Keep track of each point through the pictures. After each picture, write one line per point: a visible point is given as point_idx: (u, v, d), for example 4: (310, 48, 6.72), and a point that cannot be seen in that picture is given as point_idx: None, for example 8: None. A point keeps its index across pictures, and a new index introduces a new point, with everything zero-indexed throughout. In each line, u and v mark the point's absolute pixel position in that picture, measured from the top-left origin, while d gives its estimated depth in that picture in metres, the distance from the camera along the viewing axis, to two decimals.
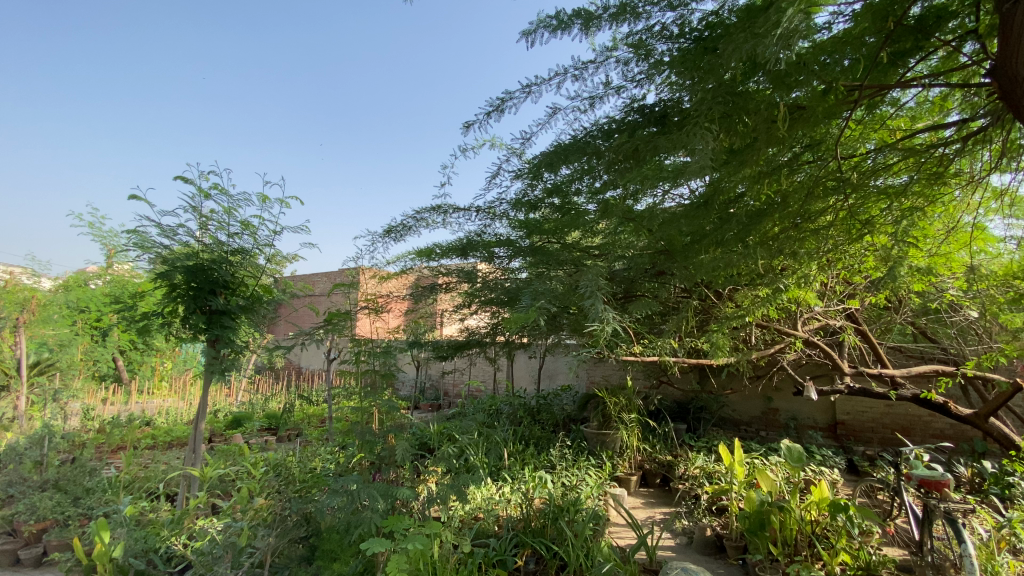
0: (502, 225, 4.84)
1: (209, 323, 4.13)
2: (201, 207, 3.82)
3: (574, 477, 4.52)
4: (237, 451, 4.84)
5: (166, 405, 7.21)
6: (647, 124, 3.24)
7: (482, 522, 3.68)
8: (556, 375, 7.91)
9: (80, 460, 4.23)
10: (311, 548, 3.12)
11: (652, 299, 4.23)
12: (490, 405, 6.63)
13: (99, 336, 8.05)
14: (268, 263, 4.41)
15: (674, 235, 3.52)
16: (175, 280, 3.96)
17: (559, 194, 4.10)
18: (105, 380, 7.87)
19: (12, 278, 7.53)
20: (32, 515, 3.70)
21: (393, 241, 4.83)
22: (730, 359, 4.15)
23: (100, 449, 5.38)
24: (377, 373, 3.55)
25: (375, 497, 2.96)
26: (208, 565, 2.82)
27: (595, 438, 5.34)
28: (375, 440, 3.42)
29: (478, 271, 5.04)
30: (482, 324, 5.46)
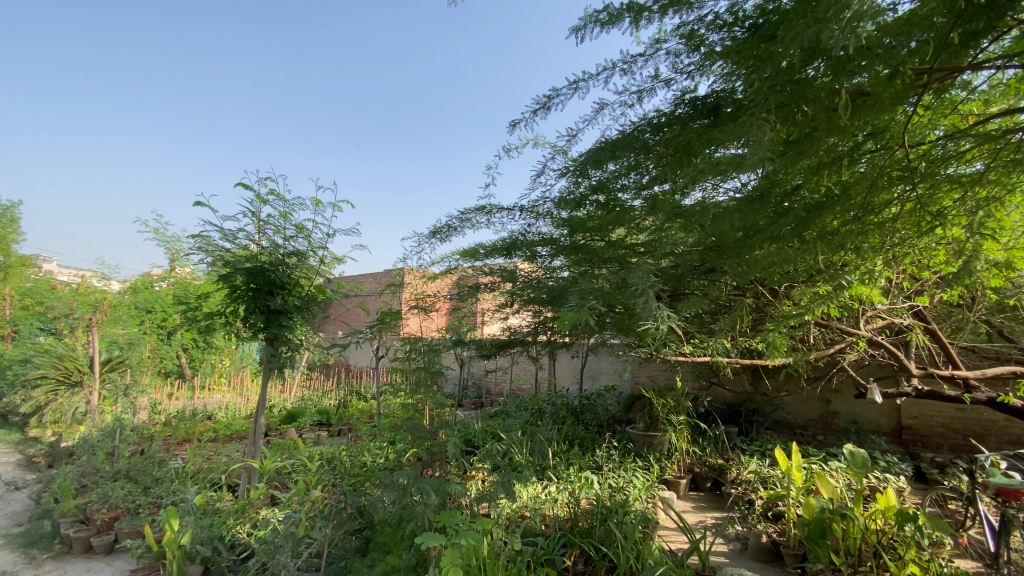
0: (545, 224, 4.83)
1: (267, 322, 4.32)
2: (260, 211, 4.03)
3: (622, 479, 4.45)
4: (291, 445, 5.03)
5: (225, 400, 7.58)
6: (699, 116, 3.19)
7: (530, 521, 3.67)
8: (598, 375, 7.83)
9: (150, 451, 4.49)
10: (365, 540, 3.23)
11: (701, 297, 4.11)
12: (534, 405, 6.62)
13: (163, 334, 8.54)
14: (320, 265, 4.57)
15: (726, 230, 3.40)
16: (235, 281, 4.14)
17: (604, 190, 4.05)
18: (169, 376, 8.34)
19: (87, 280, 8.09)
20: (104, 504, 3.85)
21: (438, 242, 4.91)
22: (786, 358, 3.98)
23: (167, 441, 5.70)
24: (426, 370, 3.60)
25: (427, 491, 2.97)
26: (271, 553, 2.95)
27: (642, 441, 5.29)
28: (425, 435, 3.44)
29: (520, 271, 5.05)
30: (525, 323, 5.46)
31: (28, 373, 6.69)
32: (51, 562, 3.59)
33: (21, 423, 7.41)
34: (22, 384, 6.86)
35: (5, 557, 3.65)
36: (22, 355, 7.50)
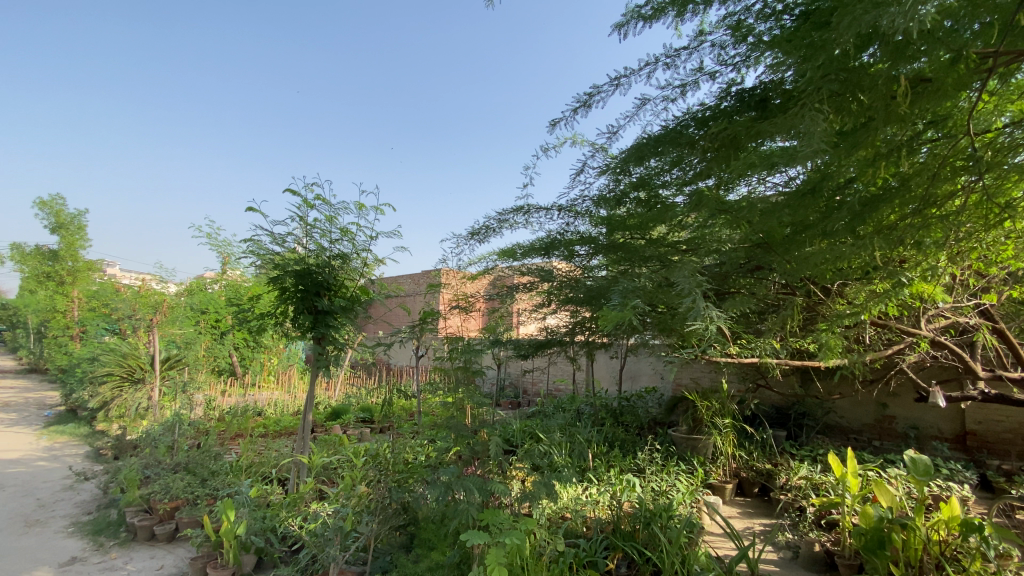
0: (584, 223, 4.78)
1: (314, 322, 4.49)
2: (307, 216, 4.18)
3: (664, 482, 4.36)
4: (337, 442, 5.18)
5: (273, 397, 7.89)
6: (746, 109, 3.11)
7: (571, 522, 3.65)
8: (638, 376, 7.72)
9: (207, 445, 4.73)
10: (409, 536, 3.30)
11: (748, 296, 3.99)
12: (572, 405, 6.58)
13: (216, 334, 8.96)
14: (364, 267, 4.69)
15: (774, 226, 3.26)
16: (286, 283, 4.38)
17: (645, 187, 3.98)
18: (221, 374, 8.75)
19: (147, 283, 8.58)
20: (165, 495, 4.07)
21: (476, 243, 4.94)
22: (840, 360, 3.80)
23: (222, 435, 5.98)
24: (467, 370, 3.63)
25: (471, 489, 2.97)
26: (321, 545, 3.06)
27: (685, 443, 5.18)
28: (467, 434, 3.45)
29: (558, 271, 5.03)
30: (563, 322, 5.43)
31: (95, 370, 7.16)
32: (118, 548, 3.80)
33: (91, 417, 7.95)
34: (91, 381, 7.34)
35: (80, 542, 3.91)
36: (91, 353, 8.03)
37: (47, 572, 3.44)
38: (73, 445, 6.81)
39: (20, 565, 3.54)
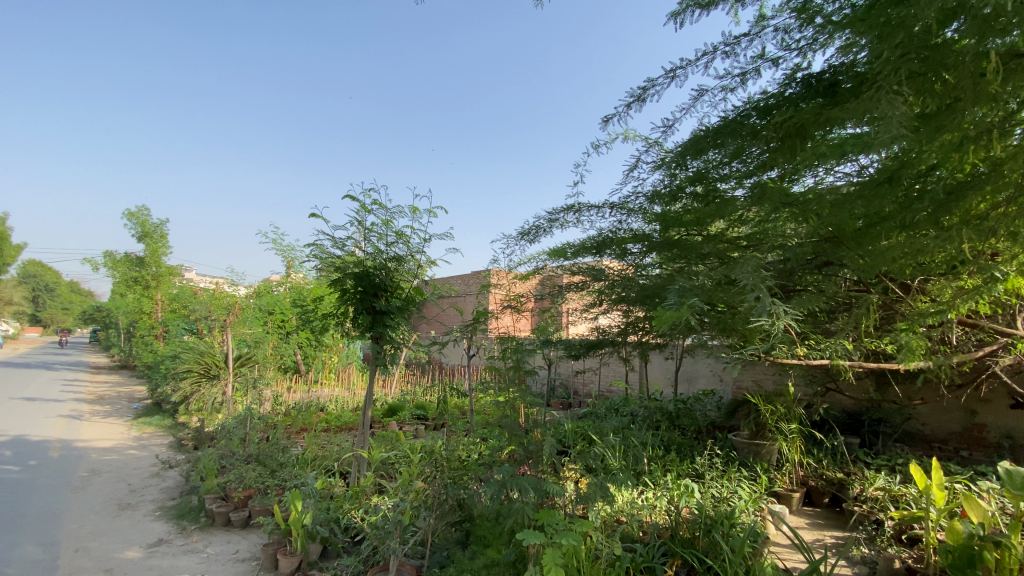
0: (637, 221, 4.67)
1: (373, 322, 4.65)
2: (364, 220, 4.35)
3: (724, 489, 4.19)
4: (394, 438, 5.35)
5: (334, 394, 8.26)
6: (814, 96, 2.97)
7: (627, 525, 3.57)
8: (695, 378, 7.50)
9: (275, 439, 5.02)
10: (465, 532, 3.35)
11: (816, 293, 3.77)
12: (626, 408, 6.46)
13: (282, 333, 9.49)
14: (418, 268, 4.81)
15: (846, 218, 3.05)
16: (346, 285, 4.56)
17: (702, 181, 3.85)
18: (286, 371, 9.25)
19: (220, 286, 9.19)
20: (239, 484, 4.34)
21: (527, 243, 4.95)
22: (922, 362, 3.51)
23: (288, 429, 6.32)
24: (519, 370, 3.63)
25: (526, 488, 2.96)
26: (381, 537, 3.17)
27: (747, 449, 4.94)
28: (522, 433, 3.44)
29: (608, 270, 4.93)
30: (615, 322, 5.33)
31: (177, 367, 7.77)
32: (199, 532, 4.09)
33: (173, 410, 8.63)
34: (173, 377, 7.96)
35: (166, 524, 4.25)
36: (173, 351, 8.71)
37: (139, 552, 3.75)
38: (158, 435, 7.41)
39: (116, 543, 3.89)
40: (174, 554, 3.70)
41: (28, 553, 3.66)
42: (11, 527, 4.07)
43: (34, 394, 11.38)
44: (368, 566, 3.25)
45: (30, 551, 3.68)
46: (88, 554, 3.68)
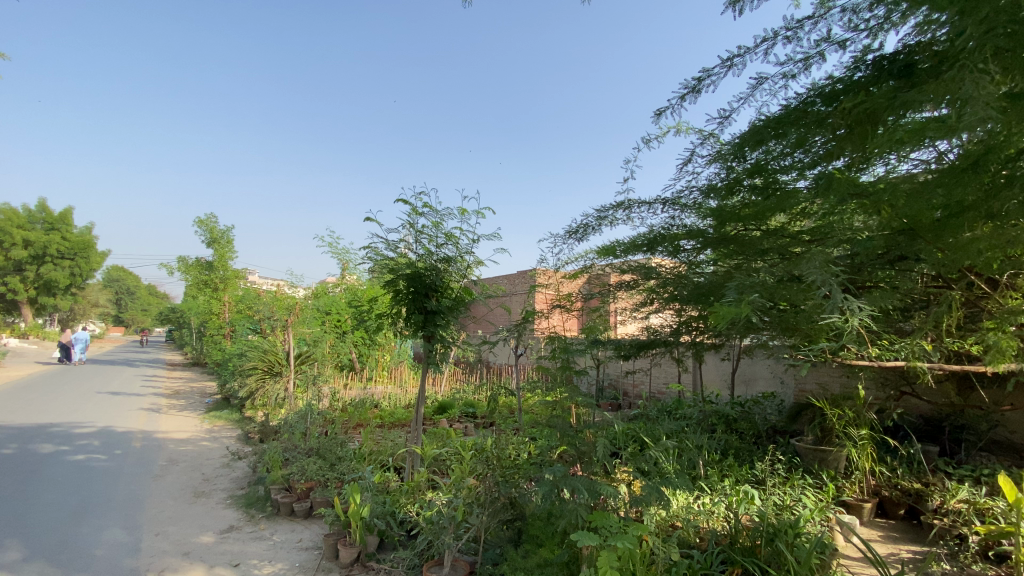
0: (691, 217, 4.52)
1: (425, 321, 4.76)
2: (416, 222, 4.46)
3: (787, 496, 3.98)
4: (445, 435, 5.47)
5: (387, 391, 8.55)
6: (886, 79, 2.80)
7: (683, 530, 3.47)
8: (753, 380, 7.22)
9: (334, 434, 5.24)
10: (518, 531, 3.37)
11: (889, 290, 3.51)
12: (679, 411, 6.29)
13: (338, 333, 9.89)
14: (467, 269, 4.88)
15: (923, 209, 2.81)
16: (399, 285, 4.69)
17: (761, 173, 3.69)
18: (342, 369, 9.65)
19: (282, 288, 9.70)
20: (302, 476, 4.56)
21: (575, 241, 4.90)
22: (1013, 365, 3.20)
23: (345, 424, 6.59)
24: (569, 369, 3.60)
25: (580, 489, 2.92)
26: (436, 532, 3.25)
27: (811, 455, 4.70)
28: (574, 433, 3.38)
29: (660, 268, 4.79)
30: (667, 322, 5.23)
31: (244, 364, 8.26)
32: (266, 520, 4.32)
33: (241, 404, 9.18)
34: (240, 374, 8.47)
35: (236, 512, 4.53)
36: (240, 349, 9.27)
37: (212, 537, 4.01)
38: (228, 428, 7.91)
39: (192, 528, 4.17)
40: (244, 540, 3.93)
41: (117, 534, 3.99)
42: (103, 511, 4.45)
43: (120, 388, 12.43)
44: (423, 560, 3.33)
45: (118, 533, 4.01)
46: (168, 537, 3.96)
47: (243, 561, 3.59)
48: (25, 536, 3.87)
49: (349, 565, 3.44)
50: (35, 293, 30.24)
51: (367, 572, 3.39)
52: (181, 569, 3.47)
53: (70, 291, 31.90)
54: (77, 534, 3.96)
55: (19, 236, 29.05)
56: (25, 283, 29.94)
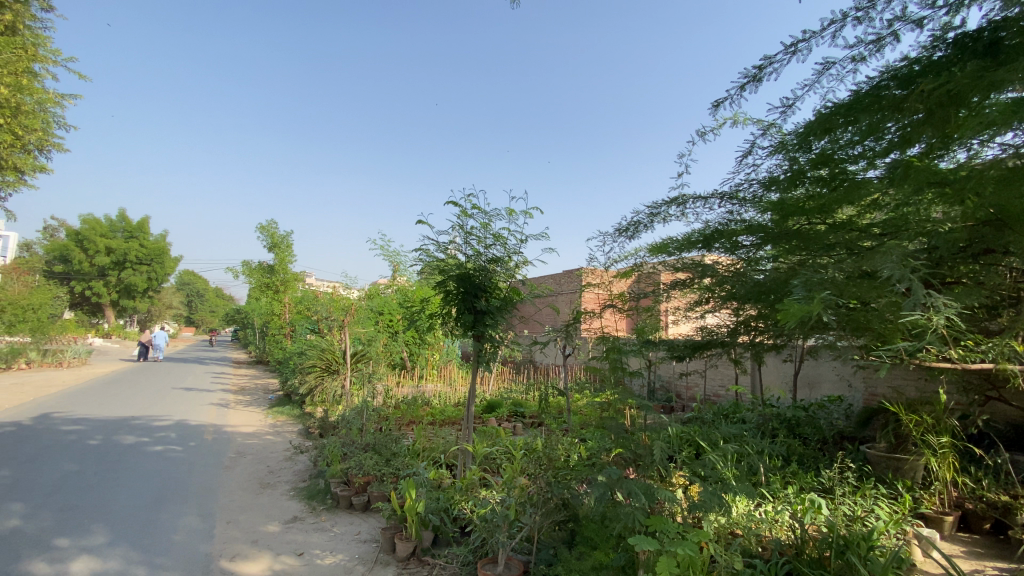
0: (750, 212, 4.35)
1: (474, 321, 4.81)
2: (465, 224, 4.53)
3: (858, 507, 3.74)
4: (495, 434, 5.52)
5: (437, 389, 8.74)
6: (971, 59, 2.61)
7: (743, 538, 3.34)
8: (818, 383, 6.86)
9: (388, 430, 5.39)
10: (570, 533, 3.35)
11: (973, 286, 3.22)
12: (736, 414, 6.05)
13: (390, 333, 10.21)
14: (516, 269, 4.89)
15: (1013, 198, 2.58)
16: (449, 286, 4.77)
17: (827, 163, 3.50)
18: (395, 368, 9.95)
19: (337, 290, 10.10)
20: (360, 470, 4.73)
21: (627, 239, 4.80)
22: None
23: (398, 421, 6.78)
24: (623, 370, 3.53)
25: (636, 493, 2.85)
26: (490, 530, 3.27)
27: (884, 463, 4.40)
28: (630, 436, 3.30)
29: (717, 266, 4.61)
30: (724, 322, 5.09)
31: (304, 362, 8.67)
32: (327, 512, 4.50)
33: (300, 401, 9.64)
34: (300, 371, 8.90)
35: (299, 504, 4.74)
36: (299, 348, 9.74)
37: (278, 526, 4.21)
38: (289, 423, 8.32)
39: (260, 518, 4.40)
40: (307, 531, 4.11)
41: (192, 521, 4.26)
42: (179, 499, 4.77)
43: (192, 384, 13.32)
44: (477, 557, 3.37)
45: (193, 520, 4.29)
46: (238, 526, 4.20)
47: (306, 551, 3.75)
48: (113, 520, 4.19)
49: (406, 559, 3.54)
50: (117, 297, 32.91)
51: (423, 567, 3.47)
52: (250, 556, 3.67)
53: (146, 294, 34.48)
54: (157, 520, 4.25)
55: (103, 244, 31.70)
56: (108, 287, 32.64)
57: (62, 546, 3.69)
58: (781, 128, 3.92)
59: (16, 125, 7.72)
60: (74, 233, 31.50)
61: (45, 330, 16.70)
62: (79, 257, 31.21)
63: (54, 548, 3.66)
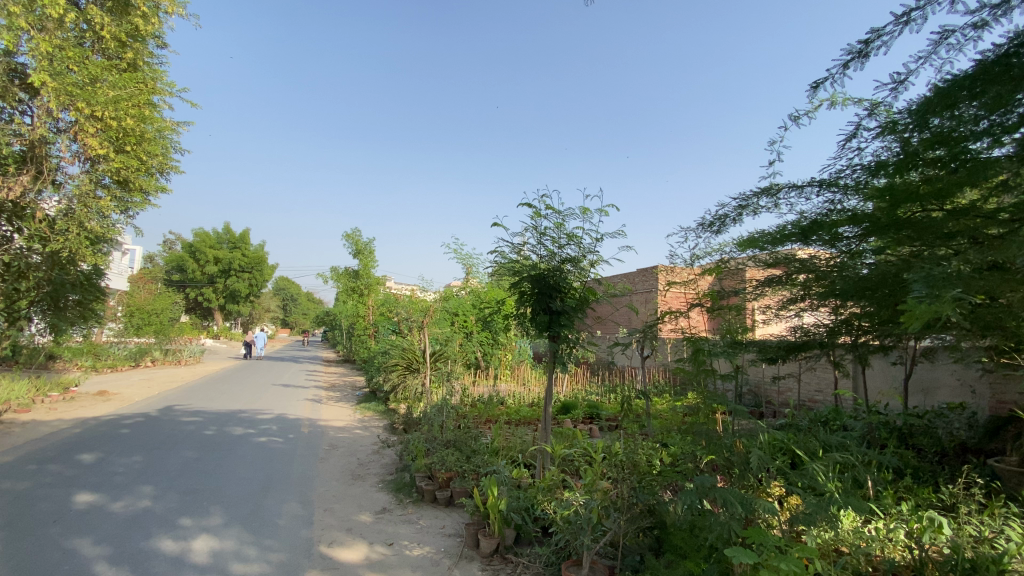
0: (854, 200, 3.97)
1: (550, 322, 4.80)
2: (538, 225, 4.53)
3: (990, 528, 3.30)
4: (572, 435, 5.48)
5: (512, 388, 8.86)
6: None
7: (849, 556, 3.05)
8: (934, 389, 6.17)
9: (468, 428, 5.54)
10: (657, 539, 3.25)
11: None
12: (837, 422, 5.56)
13: (466, 333, 10.49)
14: (590, 268, 4.83)
15: None
16: (523, 287, 4.80)
17: (945, 143, 3.10)
18: (470, 367, 10.22)
19: (416, 293, 10.54)
20: (442, 466, 4.89)
21: (713, 234, 4.58)
22: None
23: (476, 420, 6.95)
24: (712, 372, 3.33)
25: (731, 502, 2.67)
26: (574, 532, 3.26)
27: (1017, 480, 3.85)
28: (722, 443, 3.08)
29: (816, 261, 4.24)
30: (822, 321, 4.68)
31: (387, 361, 9.14)
32: (413, 505, 4.69)
33: (384, 397, 10.16)
34: (384, 370, 9.39)
35: (388, 495, 4.98)
36: (383, 348, 10.28)
37: (369, 516, 4.45)
38: (374, 418, 8.80)
39: (352, 507, 4.67)
40: (395, 522, 4.30)
41: (294, 508, 4.61)
42: (281, 487, 5.19)
43: (288, 381, 14.48)
44: (560, 558, 3.36)
45: (294, 506, 4.65)
46: (334, 514, 4.49)
47: (396, 542, 3.94)
48: (227, 504, 4.64)
49: (490, 555, 3.62)
50: (223, 301, 36.56)
51: (507, 564, 3.53)
52: (345, 543, 3.91)
53: (247, 299, 37.97)
54: (265, 505, 4.66)
55: (212, 255, 35.35)
56: (216, 293, 36.35)
57: (186, 525, 4.14)
58: (889, 107, 3.63)
59: (141, 151, 8.83)
60: (188, 245, 35.42)
61: (167, 332, 18.92)
62: (192, 266, 35.05)
63: (180, 526, 4.11)
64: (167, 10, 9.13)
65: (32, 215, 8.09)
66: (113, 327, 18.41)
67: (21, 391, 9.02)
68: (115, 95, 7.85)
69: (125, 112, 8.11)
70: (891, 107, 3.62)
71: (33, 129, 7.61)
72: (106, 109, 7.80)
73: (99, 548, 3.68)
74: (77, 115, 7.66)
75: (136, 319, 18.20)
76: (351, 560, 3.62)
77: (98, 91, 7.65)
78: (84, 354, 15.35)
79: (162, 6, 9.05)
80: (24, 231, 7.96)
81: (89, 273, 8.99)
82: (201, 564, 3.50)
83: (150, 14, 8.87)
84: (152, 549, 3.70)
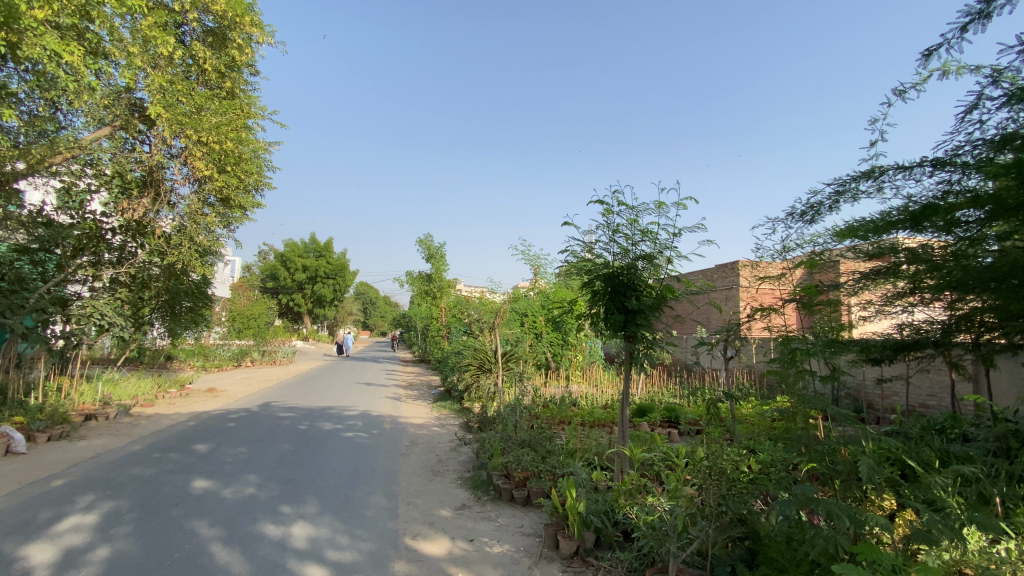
0: (975, 178, 3.54)
1: (626, 321, 4.68)
2: (611, 221, 4.43)
3: None
4: (651, 439, 5.34)
5: (585, 390, 8.83)
6: None
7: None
8: None
9: (542, 429, 5.55)
10: (750, 551, 3.09)
11: None
12: (955, 429, 4.96)
13: (535, 334, 10.54)
14: (667, 265, 4.66)
15: None
16: (597, 286, 4.72)
17: None
18: (542, 368, 10.24)
19: (485, 295, 11.10)
20: (518, 466, 4.94)
21: (807, 224, 4.25)
22: None
23: (549, 420, 6.95)
24: (808, 372, 3.04)
25: (838, 516, 2.47)
26: (660, 539, 3.15)
27: None
28: (823, 449, 2.82)
29: (928, 250, 3.79)
30: (935, 317, 4.29)
31: (462, 361, 9.40)
32: (491, 503, 4.76)
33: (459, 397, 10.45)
34: (460, 370, 9.69)
35: (466, 493, 5.09)
36: (457, 349, 10.59)
37: (450, 512, 4.58)
38: (450, 417, 9.07)
39: (434, 502, 4.84)
40: (475, 519, 4.40)
41: (380, 500, 4.84)
42: (367, 480, 5.48)
43: (370, 379, 15.30)
44: (644, 565, 3.27)
45: (380, 499, 4.89)
46: (417, 508, 4.67)
47: (476, 538, 4.02)
48: (321, 494, 4.97)
49: (570, 557, 3.60)
50: (312, 306, 39.42)
51: (587, 567, 3.50)
52: (429, 537, 4.04)
53: (332, 303, 40.49)
54: (354, 496, 4.95)
55: (301, 263, 37.99)
56: (305, 298, 39.18)
57: (286, 512, 4.47)
58: (1019, 71, 3.18)
59: (240, 171, 9.73)
60: (280, 255, 38.35)
61: (264, 334, 20.74)
62: (286, 275, 38.07)
63: (281, 513, 4.46)
64: (258, 40, 9.95)
65: (152, 232, 9.01)
66: (219, 331, 20.43)
67: (147, 388, 10.21)
68: (218, 121, 8.66)
69: (225, 136, 8.91)
70: (1020, 71, 3.18)
71: (152, 156, 8.69)
72: (210, 135, 8.60)
73: (214, 530, 4.07)
74: (187, 141, 8.59)
75: (237, 324, 20.07)
76: (434, 554, 3.74)
77: (203, 119, 8.41)
78: (197, 354, 17.22)
79: (255, 37, 9.88)
80: (146, 246, 8.84)
81: (198, 282, 10.01)
82: (300, 548, 3.76)
83: (244, 45, 9.73)
84: (259, 533, 4.04)
